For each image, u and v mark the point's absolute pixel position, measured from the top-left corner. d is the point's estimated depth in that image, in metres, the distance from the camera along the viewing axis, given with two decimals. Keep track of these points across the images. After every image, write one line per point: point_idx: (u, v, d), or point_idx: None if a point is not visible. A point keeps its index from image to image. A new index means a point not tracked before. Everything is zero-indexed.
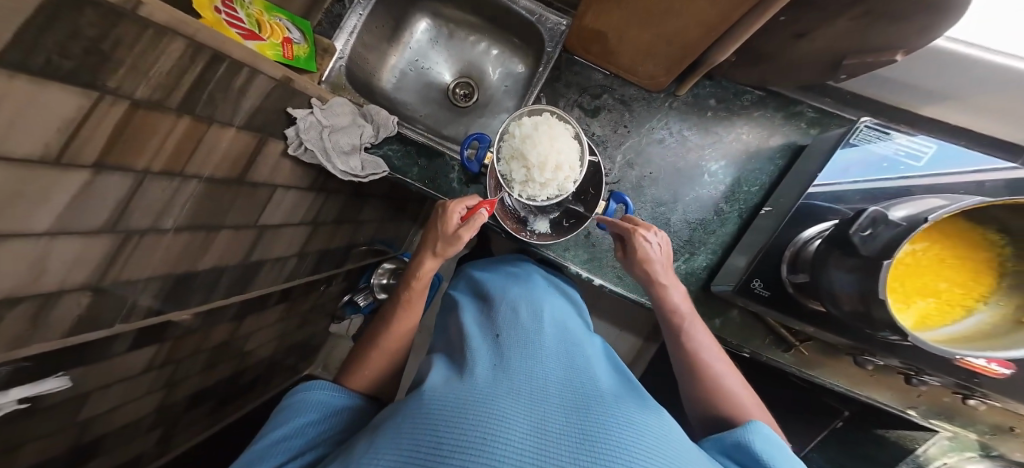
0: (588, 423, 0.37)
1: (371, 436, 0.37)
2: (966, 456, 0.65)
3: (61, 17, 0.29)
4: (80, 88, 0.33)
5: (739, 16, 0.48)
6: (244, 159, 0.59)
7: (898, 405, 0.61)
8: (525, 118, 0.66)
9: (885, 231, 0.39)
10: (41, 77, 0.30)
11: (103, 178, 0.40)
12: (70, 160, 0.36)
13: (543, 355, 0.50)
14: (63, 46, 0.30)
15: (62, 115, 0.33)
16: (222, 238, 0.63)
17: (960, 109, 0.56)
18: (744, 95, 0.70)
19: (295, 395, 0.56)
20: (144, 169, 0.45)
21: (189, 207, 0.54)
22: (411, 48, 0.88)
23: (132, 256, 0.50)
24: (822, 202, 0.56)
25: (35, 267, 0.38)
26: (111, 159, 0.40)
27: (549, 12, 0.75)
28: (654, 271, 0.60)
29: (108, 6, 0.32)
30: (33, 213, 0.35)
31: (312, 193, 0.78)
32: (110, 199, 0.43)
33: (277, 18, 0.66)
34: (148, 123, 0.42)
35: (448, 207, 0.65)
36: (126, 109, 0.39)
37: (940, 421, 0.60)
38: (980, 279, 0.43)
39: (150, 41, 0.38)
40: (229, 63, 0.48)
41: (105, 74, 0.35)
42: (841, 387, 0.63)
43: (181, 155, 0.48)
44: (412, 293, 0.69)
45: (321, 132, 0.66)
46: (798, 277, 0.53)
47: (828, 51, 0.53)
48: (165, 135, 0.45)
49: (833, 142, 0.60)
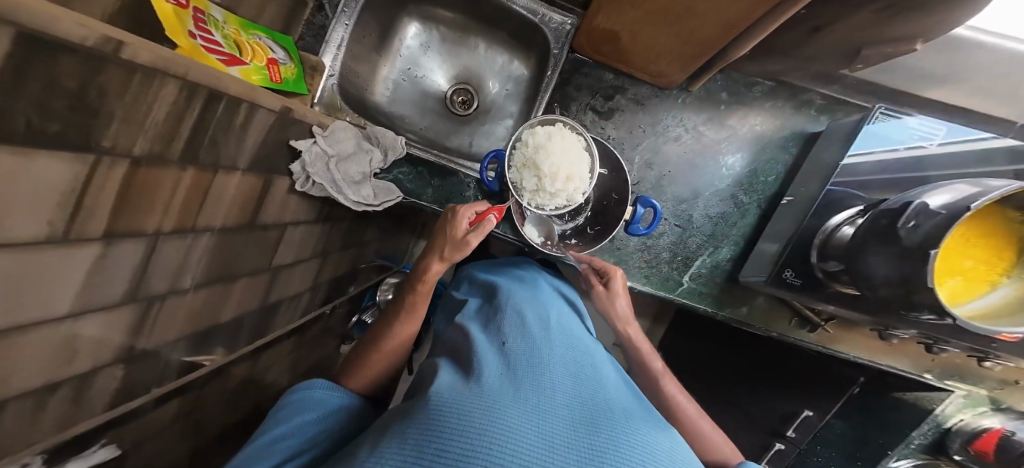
0: (597, 443, 0.34)
1: (379, 435, 0.35)
2: (980, 412, 0.73)
3: (36, 71, 0.23)
4: (73, 153, 0.28)
5: (756, 17, 0.46)
6: (253, 202, 0.53)
7: (915, 370, 0.69)
8: (539, 127, 0.64)
9: (925, 223, 0.39)
10: (30, 148, 0.25)
11: (115, 248, 0.35)
12: (76, 235, 0.31)
13: (551, 361, 0.46)
14: (46, 106, 0.25)
15: (54, 187, 0.28)
16: (238, 288, 0.58)
17: (963, 88, 0.58)
18: (755, 86, 0.70)
19: (294, 393, 0.54)
20: (154, 231, 0.39)
21: (205, 262, 0.49)
22: (402, 56, 0.81)
23: (154, 324, 0.45)
24: (843, 188, 0.56)
25: (59, 354, 0.34)
26: (120, 226, 0.35)
27: (551, 12, 0.71)
28: (620, 320, 0.67)
29: (85, 51, 0.26)
30: (51, 294, 0.31)
31: (320, 224, 0.73)
32: (124, 269, 0.38)
33: (256, 36, 0.59)
34: (150, 179, 0.36)
35: (458, 211, 0.62)
36: (126, 169, 0.34)
37: (953, 380, 0.69)
38: (1004, 255, 0.43)
39: (141, 85, 0.32)
40: (227, 101, 0.43)
41: (98, 131, 0.30)
42: (863, 358, 0.68)
43: (190, 208, 0.43)
44: (417, 296, 0.65)
45: (328, 164, 0.61)
46: (829, 265, 0.54)
47: (846, 43, 0.53)
48: (171, 190, 0.39)
49: (851, 127, 0.60)
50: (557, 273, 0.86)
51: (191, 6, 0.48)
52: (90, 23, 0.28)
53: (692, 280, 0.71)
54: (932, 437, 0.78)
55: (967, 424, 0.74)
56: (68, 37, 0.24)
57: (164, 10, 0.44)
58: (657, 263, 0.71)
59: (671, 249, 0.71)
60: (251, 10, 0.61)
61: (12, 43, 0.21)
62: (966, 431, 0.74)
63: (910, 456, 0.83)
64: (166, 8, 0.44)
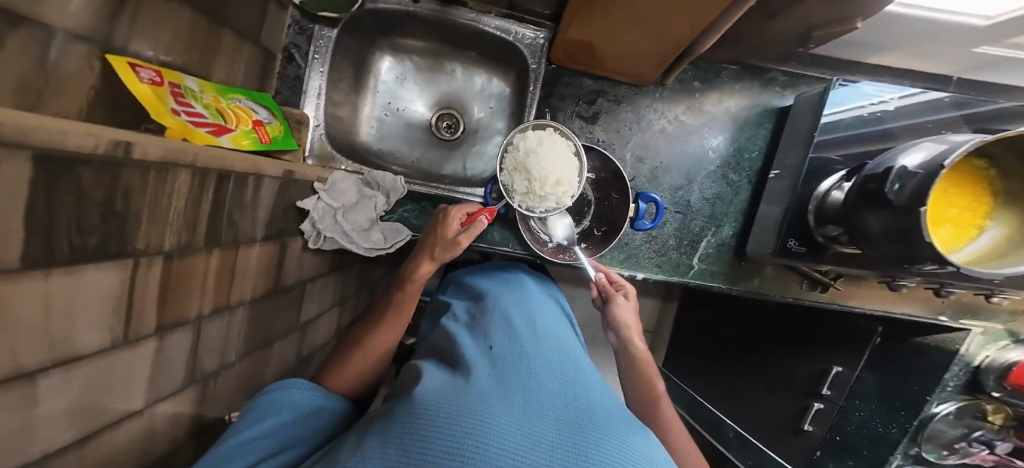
0: (580, 441, 0.33)
1: (363, 431, 0.34)
2: (1003, 347, 0.80)
3: (67, 196, 0.24)
4: (114, 261, 0.30)
5: (720, 11, 0.49)
6: (273, 269, 0.57)
7: (931, 314, 0.79)
8: (530, 131, 0.65)
9: (911, 182, 0.45)
10: (77, 265, 0.26)
11: (169, 338, 0.39)
12: (135, 334, 0.34)
13: (537, 365, 0.46)
14: (80, 222, 0.26)
15: (105, 296, 0.30)
16: (276, 347, 0.63)
17: (900, 52, 0.67)
18: (722, 71, 0.76)
19: (264, 395, 0.48)
20: (197, 316, 0.43)
21: (242, 333, 0.53)
22: (381, 92, 0.81)
23: (213, 397, 0.50)
24: (823, 155, 0.63)
25: (137, 439, 0.38)
26: (168, 318, 0.38)
27: (523, 28, 0.74)
28: (625, 333, 0.68)
29: (100, 160, 0.26)
30: (122, 393, 0.34)
31: (333, 273, 0.80)
32: (180, 357, 0.42)
33: (235, 99, 0.57)
34: (185, 269, 0.39)
35: (449, 213, 0.63)
36: (162, 264, 0.36)
37: (967, 318, 0.80)
38: (980, 200, 0.50)
39: (156, 182, 0.32)
40: (235, 177, 0.44)
41: (130, 234, 0.31)
42: (878, 310, 0.78)
43: (223, 286, 0.46)
44: (405, 293, 0.64)
45: (335, 217, 0.65)
46: (829, 230, 0.61)
47: (804, 25, 0.58)
48: (203, 277, 0.42)
49: (816, 99, 0.66)
50: (544, 276, 0.84)
51: (167, 81, 0.44)
52: (93, 131, 0.27)
53: (702, 261, 0.78)
54: (966, 378, 0.80)
55: (995, 360, 0.79)
56: (79, 147, 0.24)
57: (142, 93, 0.40)
58: (666, 250, 0.78)
59: (676, 235, 0.78)
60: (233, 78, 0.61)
61: (50, 182, 0.23)
62: (997, 367, 0.78)
63: (951, 400, 0.82)
64: (144, 89, 0.40)
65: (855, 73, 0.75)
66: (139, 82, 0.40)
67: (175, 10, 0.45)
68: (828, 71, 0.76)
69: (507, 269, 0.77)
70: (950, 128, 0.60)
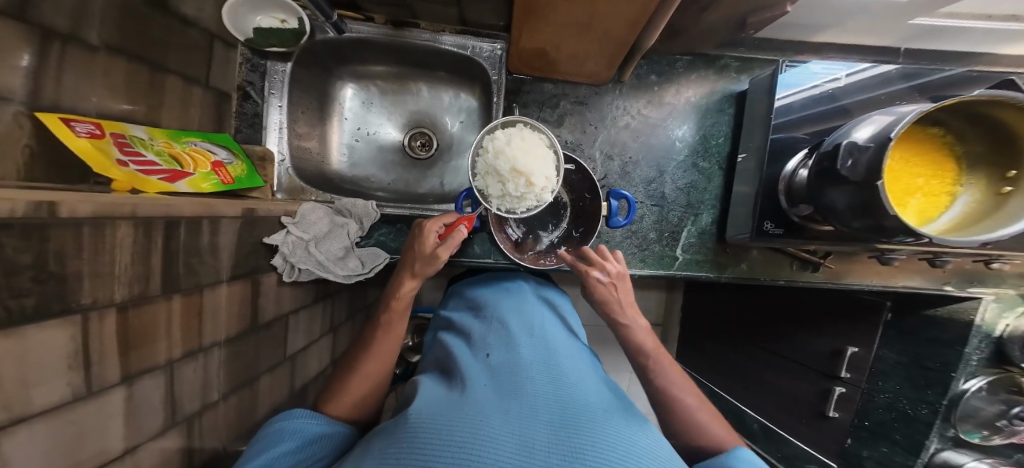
0: (576, 439, 0.32)
1: (362, 452, 0.34)
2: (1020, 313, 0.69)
3: None
4: (58, 319, 0.29)
5: (655, 6, 0.50)
6: (247, 306, 0.55)
7: (936, 284, 0.78)
8: (497, 132, 0.61)
9: (862, 157, 0.46)
10: (17, 328, 0.26)
11: (139, 386, 0.39)
12: (99, 384, 0.34)
13: (532, 368, 0.45)
14: (12, 287, 0.26)
15: (57, 354, 0.30)
16: (264, 382, 0.62)
17: (842, 29, 0.70)
18: (676, 63, 0.78)
19: (274, 425, 0.47)
20: (167, 361, 0.42)
21: (223, 373, 0.52)
22: (348, 118, 0.81)
23: (201, 439, 0.49)
24: (784, 136, 0.65)
25: None
26: (136, 366, 0.38)
27: (479, 41, 0.75)
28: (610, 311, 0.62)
29: (24, 221, 0.26)
30: (91, 444, 0.34)
31: (320, 303, 0.79)
32: (156, 402, 0.41)
33: (190, 142, 0.56)
34: (146, 316, 0.39)
35: (425, 227, 0.60)
36: (117, 316, 0.35)
37: (975, 286, 0.77)
38: (944, 166, 0.51)
39: (94, 238, 0.32)
40: (187, 222, 0.43)
41: (74, 292, 0.30)
42: (878, 284, 0.77)
43: (191, 330, 0.45)
44: (391, 316, 0.60)
45: (308, 248, 0.64)
46: (800, 209, 0.61)
47: (738, 12, 0.60)
48: (166, 325, 0.41)
49: (768, 81, 0.68)
50: (546, 279, 0.82)
51: (108, 133, 0.43)
52: (14, 194, 0.27)
53: (686, 251, 0.79)
54: (988, 350, 0.71)
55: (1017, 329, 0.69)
56: None
57: (81, 148, 0.39)
58: (648, 244, 0.79)
59: (655, 228, 0.78)
60: (193, 122, 0.61)
61: None
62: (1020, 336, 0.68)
63: (979, 375, 0.72)
64: (82, 144, 0.39)
65: (807, 53, 0.77)
66: (75, 138, 0.39)
67: (109, 59, 0.45)
68: (781, 52, 0.77)
69: (504, 277, 0.76)
70: (901, 99, 0.62)
